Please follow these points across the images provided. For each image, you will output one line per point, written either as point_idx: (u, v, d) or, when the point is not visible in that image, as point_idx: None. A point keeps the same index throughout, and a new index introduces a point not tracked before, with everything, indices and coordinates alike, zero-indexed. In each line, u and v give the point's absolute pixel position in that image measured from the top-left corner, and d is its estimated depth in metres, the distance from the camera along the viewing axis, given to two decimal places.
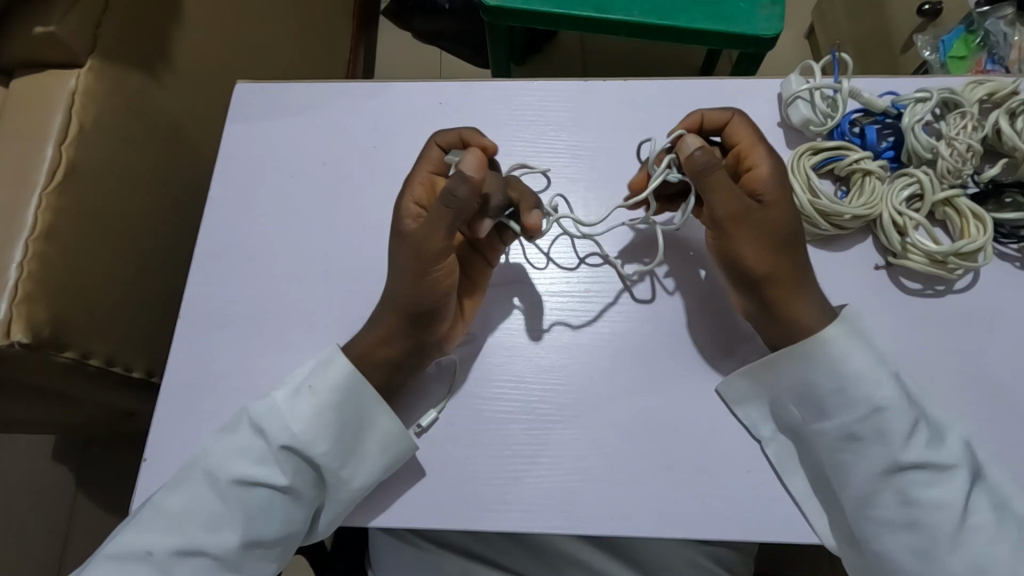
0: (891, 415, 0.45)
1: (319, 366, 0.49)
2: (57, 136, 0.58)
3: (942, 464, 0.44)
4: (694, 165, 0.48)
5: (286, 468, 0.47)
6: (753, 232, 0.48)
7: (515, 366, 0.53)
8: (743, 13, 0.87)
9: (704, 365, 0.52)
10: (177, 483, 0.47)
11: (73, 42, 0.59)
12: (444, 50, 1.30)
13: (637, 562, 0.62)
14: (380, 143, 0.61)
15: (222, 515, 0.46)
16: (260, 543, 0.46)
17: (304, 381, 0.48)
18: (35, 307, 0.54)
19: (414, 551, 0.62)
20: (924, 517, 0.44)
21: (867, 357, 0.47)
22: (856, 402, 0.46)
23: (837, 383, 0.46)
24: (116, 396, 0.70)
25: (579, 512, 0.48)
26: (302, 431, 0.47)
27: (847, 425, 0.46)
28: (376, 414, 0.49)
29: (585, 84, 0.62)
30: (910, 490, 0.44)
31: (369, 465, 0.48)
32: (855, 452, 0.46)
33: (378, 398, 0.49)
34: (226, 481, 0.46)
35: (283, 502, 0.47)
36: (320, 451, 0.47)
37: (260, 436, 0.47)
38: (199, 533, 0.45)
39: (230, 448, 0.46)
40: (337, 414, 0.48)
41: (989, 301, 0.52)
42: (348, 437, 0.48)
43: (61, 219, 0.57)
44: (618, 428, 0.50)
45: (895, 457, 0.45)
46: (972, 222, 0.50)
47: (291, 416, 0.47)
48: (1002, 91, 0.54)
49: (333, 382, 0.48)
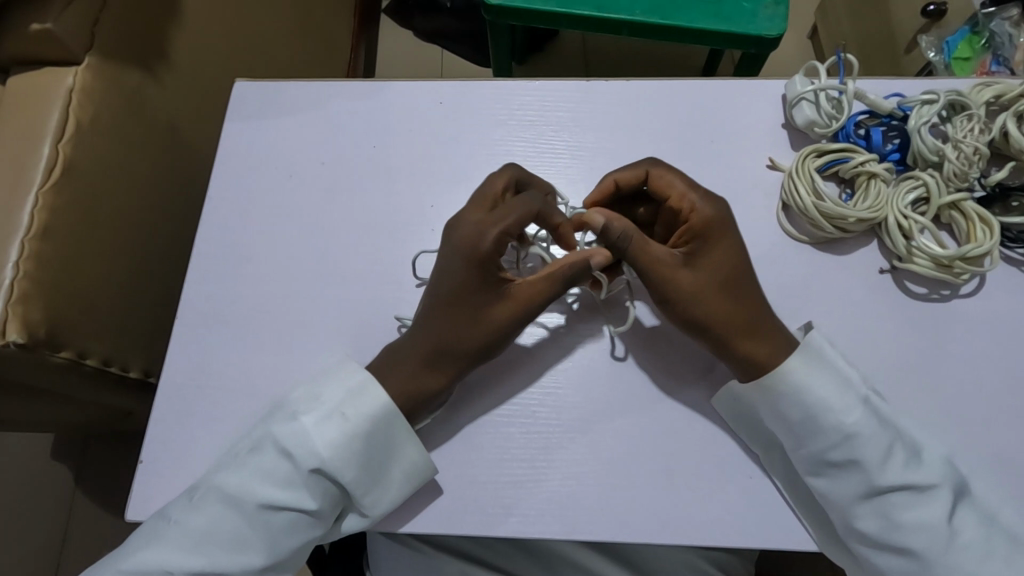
0: (864, 441, 0.44)
1: (351, 394, 0.47)
2: (53, 135, 0.58)
3: (923, 485, 0.43)
4: (610, 237, 0.48)
5: (315, 493, 0.46)
6: (691, 286, 0.47)
7: (519, 372, 0.52)
8: (746, 13, 0.87)
9: (706, 369, 0.51)
10: (197, 504, 0.45)
11: (69, 39, 0.58)
12: (444, 48, 1.30)
13: (637, 565, 0.62)
14: (380, 143, 0.60)
15: (247, 537, 0.45)
16: (281, 561, 0.47)
17: (336, 408, 0.47)
18: (30, 307, 0.54)
19: (412, 554, 0.62)
20: (910, 539, 0.43)
21: (833, 381, 0.46)
22: (828, 429, 0.45)
23: (807, 411, 0.46)
24: (113, 396, 0.69)
25: (579, 518, 0.48)
26: (333, 459, 0.46)
27: (820, 452, 0.45)
28: (407, 445, 0.47)
29: (587, 83, 0.61)
30: (892, 513, 0.44)
31: (394, 492, 0.47)
32: (832, 477, 0.45)
33: (408, 427, 0.48)
34: (253, 506, 0.45)
35: (307, 523, 0.47)
36: (348, 479, 0.46)
37: (286, 459, 0.46)
38: (221, 554, 0.45)
39: (256, 472, 0.46)
40: (370, 446, 0.47)
41: (994, 306, 0.51)
42: (376, 466, 0.47)
43: (57, 218, 0.57)
44: (620, 433, 0.50)
45: (872, 481, 0.44)
46: (979, 226, 0.50)
47: (318, 441, 0.46)
48: (1009, 93, 0.53)
49: (365, 413, 0.47)
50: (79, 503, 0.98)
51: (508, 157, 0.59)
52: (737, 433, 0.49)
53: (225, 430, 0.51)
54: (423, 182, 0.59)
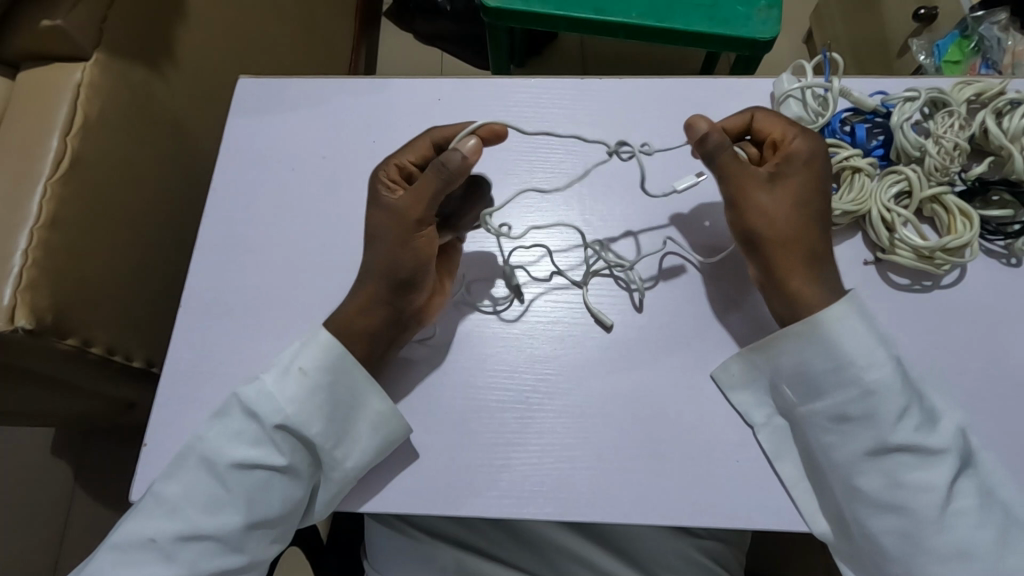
0: (884, 396, 0.46)
1: (302, 345, 0.50)
2: (62, 127, 0.59)
3: (933, 448, 0.45)
4: (708, 149, 0.50)
5: (284, 449, 0.48)
6: (764, 222, 0.50)
7: (509, 357, 0.53)
8: (741, 17, 0.88)
9: (694, 357, 0.53)
10: (174, 472, 0.48)
11: (78, 36, 0.60)
12: (445, 51, 1.32)
13: (630, 554, 0.63)
14: (379, 138, 0.62)
15: (222, 497, 0.47)
16: (262, 522, 0.47)
17: (292, 364, 0.49)
18: (38, 294, 0.55)
19: (409, 541, 0.63)
20: (909, 499, 0.44)
21: (869, 340, 0.47)
22: (850, 382, 0.47)
23: (832, 363, 0.47)
24: (115, 386, 0.70)
25: (571, 500, 0.49)
26: (296, 412, 0.48)
27: (836, 406, 0.47)
28: (368, 394, 0.50)
29: (581, 81, 0.63)
30: (896, 473, 0.45)
31: (363, 441, 0.49)
32: (843, 432, 0.47)
33: (366, 377, 0.50)
34: (224, 466, 0.47)
35: (282, 482, 0.48)
36: (315, 431, 0.48)
37: (253, 420, 0.48)
38: (200, 516, 0.46)
39: (232, 432, 0.47)
40: (329, 396, 0.49)
41: (976, 297, 0.53)
42: (342, 418, 0.49)
43: (64, 207, 0.58)
44: (611, 417, 0.51)
45: (882, 439, 0.45)
46: (959, 219, 0.51)
47: (278, 395, 0.48)
48: (989, 91, 0.55)
49: (316, 365, 0.49)
50: (78, 498, 0.99)
51: (505, 151, 0.61)
52: (749, 400, 0.51)
53: None
54: None
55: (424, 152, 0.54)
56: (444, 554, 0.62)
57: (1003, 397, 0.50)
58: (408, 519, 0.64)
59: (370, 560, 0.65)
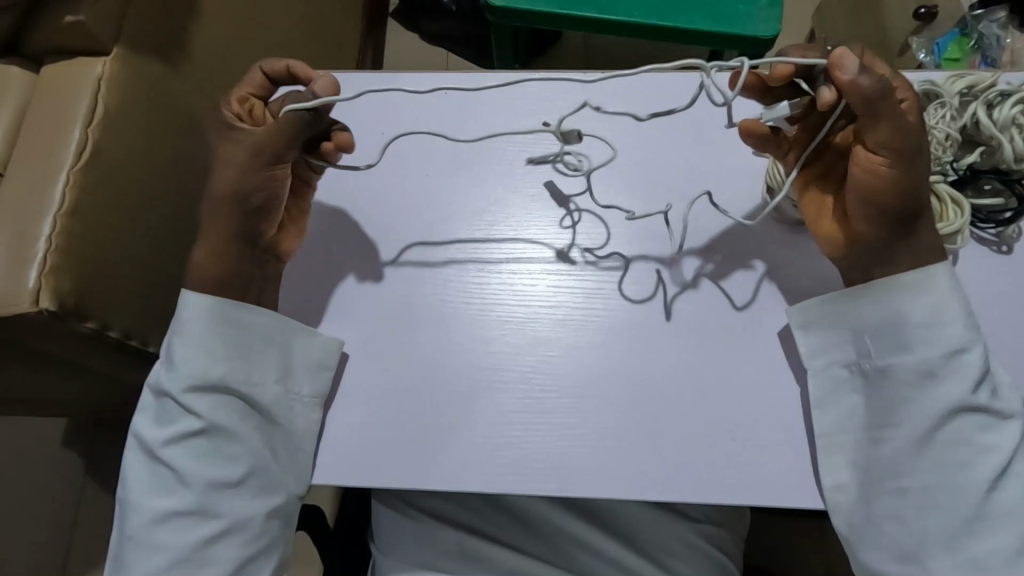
0: (971, 359, 0.48)
1: (178, 316, 0.53)
2: (83, 120, 0.62)
3: (1004, 413, 0.48)
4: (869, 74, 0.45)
5: (200, 408, 0.51)
6: (916, 171, 0.47)
7: (512, 341, 0.55)
8: (741, 15, 0.90)
9: (692, 340, 0.54)
10: (128, 474, 0.52)
11: (98, 31, 0.63)
12: (450, 51, 1.34)
13: (629, 537, 0.65)
14: (387, 129, 0.64)
15: (168, 478, 0.51)
16: (224, 481, 0.51)
17: (174, 336, 0.52)
18: (60, 278, 0.57)
19: (416, 521, 0.65)
20: (973, 457, 0.47)
21: (962, 305, 0.49)
22: (944, 340, 0.48)
23: (927, 318, 0.49)
24: (131, 370, 0.73)
25: (571, 476, 0.51)
26: (193, 368, 0.51)
27: (926, 361, 0.48)
28: (256, 320, 0.53)
29: (582, 75, 0.65)
30: (967, 432, 0.47)
31: (265, 364, 0.53)
32: (928, 387, 0.48)
33: (234, 309, 0.53)
34: (159, 446, 0.51)
35: (216, 443, 0.51)
36: (219, 375, 0.51)
37: (168, 399, 0.51)
38: (162, 497, 0.51)
39: (162, 412, 0.51)
40: (206, 343, 0.52)
41: (967, 283, 0.54)
42: (239, 352, 0.52)
43: (85, 195, 0.60)
44: (610, 397, 0.53)
45: (966, 398, 0.47)
46: (951, 207, 0.53)
47: (174, 369, 0.51)
48: (981, 83, 0.56)
49: (183, 327, 0.52)
50: (89, 485, 1.01)
51: (509, 143, 0.63)
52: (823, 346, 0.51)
53: None
54: (427, 165, 0.62)
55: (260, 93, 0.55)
56: (449, 535, 0.64)
57: None
58: (413, 502, 0.66)
59: (377, 543, 0.67)
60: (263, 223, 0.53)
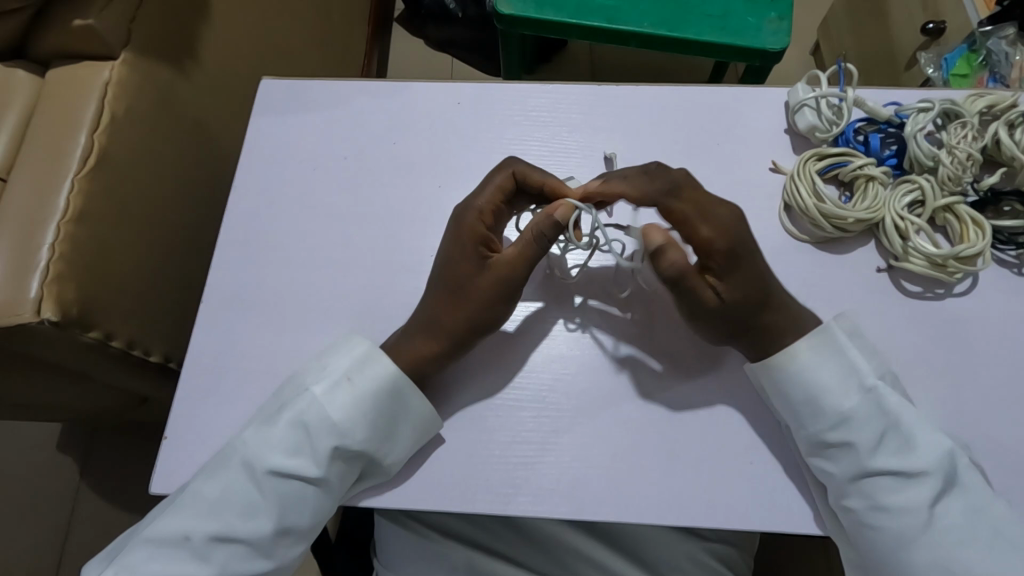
0: (854, 426, 0.46)
1: (357, 359, 0.50)
2: (90, 125, 0.60)
3: (912, 471, 0.45)
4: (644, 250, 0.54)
5: (321, 460, 0.48)
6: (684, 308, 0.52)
7: (524, 357, 0.54)
8: (751, 27, 0.90)
9: (709, 360, 0.53)
10: (214, 471, 0.48)
11: (108, 36, 0.62)
12: (455, 56, 1.34)
13: (640, 558, 0.63)
14: (401, 139, 0.63)
15: (258, 504, 0.47)
16: (291, 530, 0.48)
17: (343, 374, 0.50)
18: (64, 287, 0.56)
19: (423, 540, 0.63)
20: (890, 522, 0.45)
21: (839, 370, 0.48)
22: (825, 410, 0.47)
23: (807, 394, 0.48)
24: (134, 379, 0.71)
25: (585, 497, 0.50)
26: (341, 420, 0.48)
27: (816, 433, 0.47)
28: (411, 398, 0.50)
29: (597, 87, 0.64)
30: (878, 496, 0.45)
31: (402, 441, 0.50)
32: (825, 458, 0.47)
33: (409, 382, 0.50)
34: (262, 471, 0.47)
35: (316, 493, 0.49)
36: (359, 438, 0.48)
37: (301, 428, 0.48)
38: (234, 519, 0.47)
39: (293, 440, 0.48)
40: (393, 396, 0.50)
41: (986, 306, 0.54)
42: (384, 421, 0.49)
43: (90, 202, 0.59)
44: (625, 417, 0.52)
45: (861, 464, 0.46)
46: (971, 228, 0.52)
47: (328, 406, 0.49)
48: (1002, 103, 0.56)
49: (373, 374, 0.50)
50: (85, 492, 0.99)
51: (523, 155, 0.62)
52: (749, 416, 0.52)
53: (249, 408, 0.53)
54: (439, 176, 0.61)
55: (505, 181, 0.54)
56: (455, 554, 0.62)
57: (1011, 404, 0.51)
58: (419, 518, 0.64)
59: (380, 558, 0.66)
60: (475, 307, 0.51)
